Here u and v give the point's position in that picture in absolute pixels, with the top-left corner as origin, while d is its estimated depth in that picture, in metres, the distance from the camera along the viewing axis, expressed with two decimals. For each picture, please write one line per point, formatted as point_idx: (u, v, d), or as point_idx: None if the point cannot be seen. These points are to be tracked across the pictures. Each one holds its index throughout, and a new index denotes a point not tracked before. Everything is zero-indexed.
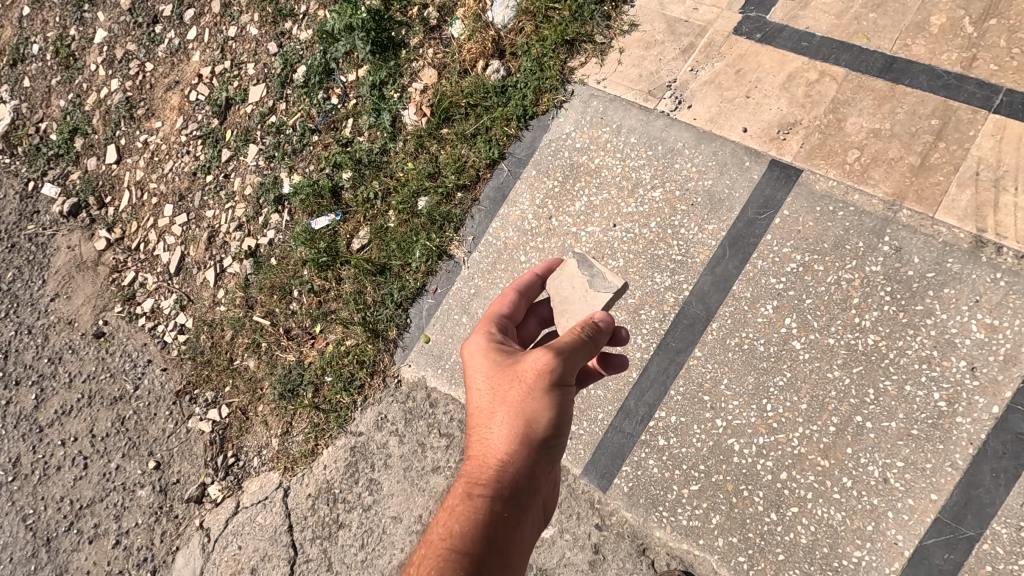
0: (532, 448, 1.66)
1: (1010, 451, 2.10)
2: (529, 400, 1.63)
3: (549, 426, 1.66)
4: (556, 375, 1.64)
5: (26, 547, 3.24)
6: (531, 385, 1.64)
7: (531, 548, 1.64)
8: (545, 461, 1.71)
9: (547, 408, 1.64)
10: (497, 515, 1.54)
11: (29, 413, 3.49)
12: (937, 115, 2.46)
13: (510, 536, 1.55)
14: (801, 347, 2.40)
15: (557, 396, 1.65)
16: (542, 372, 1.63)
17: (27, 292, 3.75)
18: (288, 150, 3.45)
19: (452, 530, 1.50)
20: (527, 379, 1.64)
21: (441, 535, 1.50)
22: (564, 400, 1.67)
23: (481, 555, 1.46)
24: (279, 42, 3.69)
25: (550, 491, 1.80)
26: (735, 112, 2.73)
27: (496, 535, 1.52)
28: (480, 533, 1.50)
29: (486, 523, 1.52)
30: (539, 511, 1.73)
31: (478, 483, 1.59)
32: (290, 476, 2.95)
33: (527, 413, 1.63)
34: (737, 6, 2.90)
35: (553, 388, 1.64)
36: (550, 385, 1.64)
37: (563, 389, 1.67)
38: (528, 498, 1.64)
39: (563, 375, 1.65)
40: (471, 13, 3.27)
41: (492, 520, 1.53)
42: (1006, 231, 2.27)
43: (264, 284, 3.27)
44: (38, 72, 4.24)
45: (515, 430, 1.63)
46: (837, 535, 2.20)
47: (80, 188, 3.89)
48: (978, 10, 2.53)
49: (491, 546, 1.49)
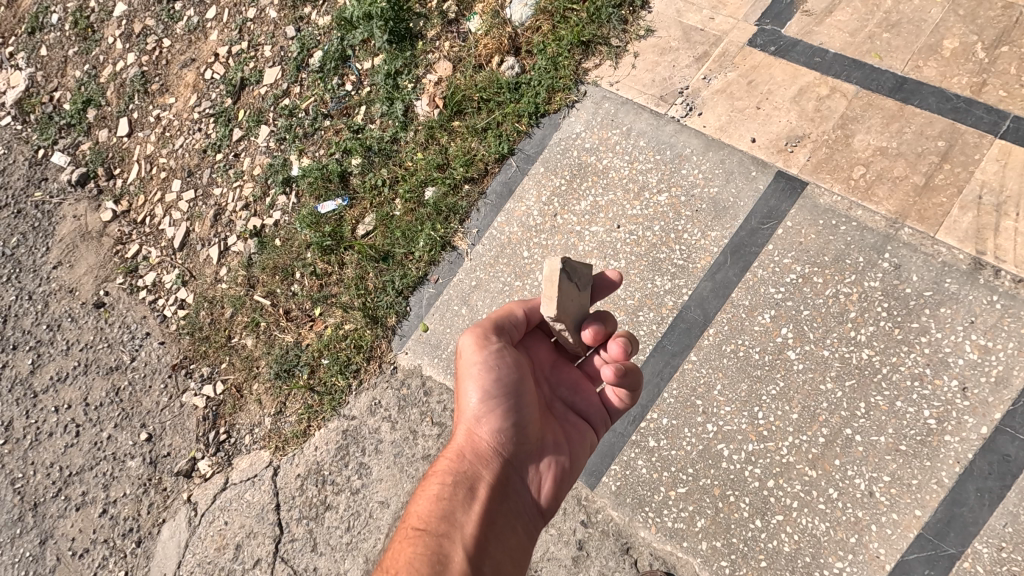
0: (486, 423, 1.87)
1: (996, 472, 2.12)
2: (470, 369, 1.89)
3: (495, 396, 1.88)
4: (480, 344, 1.90)
5: (13, 511, 3.25)
6: (465, 362, 1.91)
7: (502, 519, 1.80)
8: (507, 431, 1.89)
9: (489, 372, 1.88)
10: (451, 487, 1.77)
11: (24, 378, 3.50)
12: (944, 138, 2.48)
13: (465, 503, 1.76)
14: (796, 358, 2.42)
15: (494, 365, 1.89)
16: (470, 348, 1.91)
17: (29, 258, 3.76)
18: (299, 133, 3.47)
19: (419, 509, 1.76)
20: (462, 359, 1.92)
21: (411, 518, 1.77)
22: (502, 368, 1.90)
23: (435, 525, 1.68)
24: (298, 26, 3.72)
25: (530, 467, 1.95)
26: (745, 122, 2.76)
27: (453, 506, 1.74)
28: (438, 506, 1.73)
29: (443, 496, 1.76)
30: (513, 484, 1.89)
31: (441, 463, 1.86)
32: (280, 455, 2.96)
33: (473, 383, 1.87)
34: (753, 18, 2.93)
35: (484, 355, 1.89)
36: (483, 354, 1.89)
37: (498, 352, 1.91)
38: (488, 464, 1.85)
39: (489, 342, 1.92)
40: (489, 9, 3.31)
41: (447, 495, 1.76)
42: (1005, 255, 2.30)
43: (267, 264, 3.29)
44: (55, 42, 4.26)
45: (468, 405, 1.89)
46: (819, 545, 2.21)
47: (90, 159, 3.91)
48: (991, 37, 2.57)
49: (445, 514, 1.71)
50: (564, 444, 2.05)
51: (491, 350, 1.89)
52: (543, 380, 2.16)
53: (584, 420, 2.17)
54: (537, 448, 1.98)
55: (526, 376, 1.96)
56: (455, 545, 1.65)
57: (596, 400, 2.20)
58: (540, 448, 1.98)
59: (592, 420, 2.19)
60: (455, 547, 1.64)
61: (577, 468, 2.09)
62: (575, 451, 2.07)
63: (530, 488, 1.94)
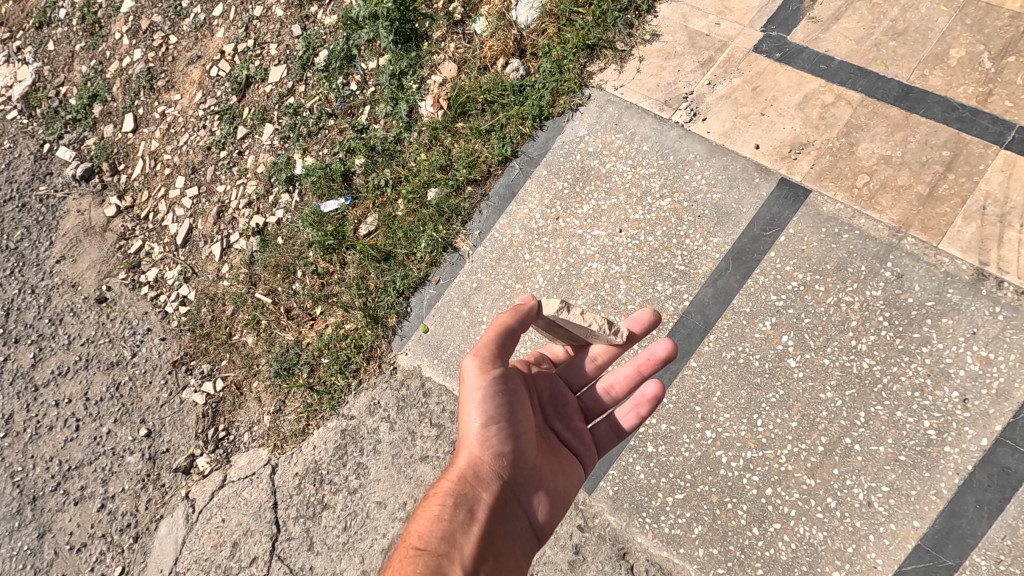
0: (486, 448, 1.90)
1: (995, 484, 2.11)
2: (472, 397, 1.88)
3: (496, 422, 1.90)
4: (485, 370, 1.88)
5: (12, 504, 3.26)
6: (468, 386, 1.90)
7: (497, 541, 1.86)
8: (506, 456, 1.94)
9: (492, 400, 1.88)
10: (451, 508, 1.80)
11: (26, 371, 3.51)
12: (949, 147, 2.47)
13: (464, 526, 1.79)
14: (796, 365, 2.41)
15: (497, 392, 1.89)
16: (473, 373, 1.89)
17: (33, 252, 3.78)
18: (303, 132, 3.48)
19: (418, 530, 1.77)
20: (465, 382, 1.91)
21: (409, 534, 1.78)
22: (504, 395, 1.91)
23: (436, 544, 1.70)
24: (304, 25, 3.72)
25: (525, 490, 2.01)
26: (749, 128, 2.75)
27: (452, 528, 1.76)
28: (438, 528, 1.75)
29: (443, 517, 1.78)
30: (508, 508, 1.95)
31: (441, 483, 1.88)
32: (278, 453, 2.96)
33: (475, 409, 1.88)
34: (759, 24, 2.93)
35: (489, 382, 1.88)
36: (486, 381, 1.88)
37: (500, 378, 1.90)
38: (486, 489, 1.88)
39: (493, 368, 1.90)
40: (495, 11, 3.31)
41: (447, 516, 1.78)
42: (1007, 266, 2.29)
43: (269, 262, 3.29)
44: (63, 36, 4.28)
45: (468, 430, 1.90)
46: (816, 554, 2.21)
47: (95, 154, 3.92)
48: (998, 47, 2.56)
49: (445, 535, 1.74)
50: (558, 474, 2.10)
51: (496, 377, 1.89)
52: (539, 410, 2.18)
53: (576, 455, 2.21)
54: (533, 472, 2.03)
55: (523, 402, 1.99)
56: (455, 567, 1.67)
57: (588, 434, 2.26)
58: (534, 472, 2.03)
59: (581, 456, 2.23)
60: (455, 567, 1.67)
61: (567, 494, 2.15)
62: (566, 481, 2.13)
63: (523, 512, 2.00)
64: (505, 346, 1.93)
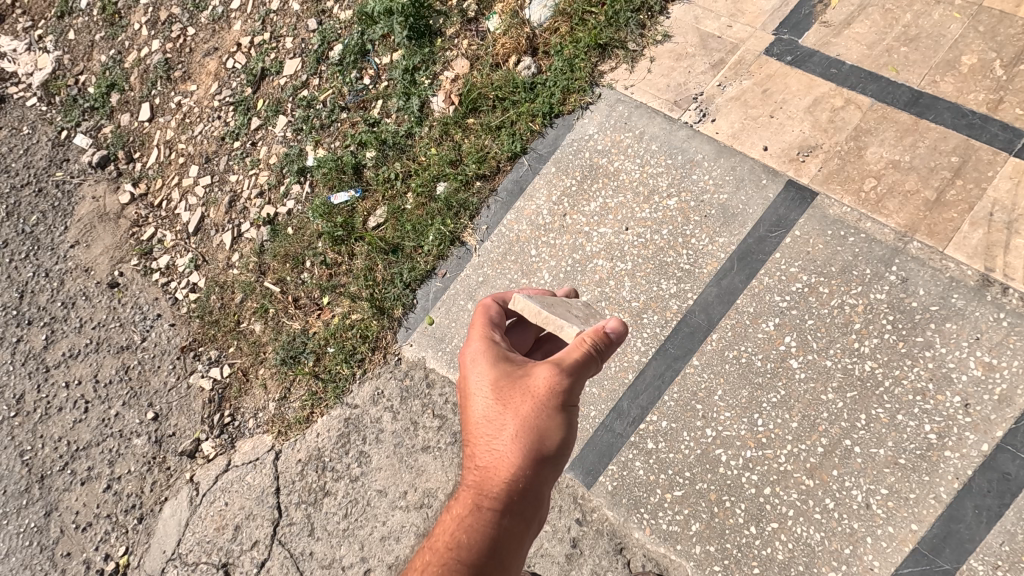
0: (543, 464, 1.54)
1: (995, 490, 2.11)
2: (536, 416, 1.52)
3: (560, 450, 1.55)
4: (566, 393, 1.54)
5: (20, 482, 3.31)
6: (541, 402, 1.52)
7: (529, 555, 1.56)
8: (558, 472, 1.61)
9: (559, 427, 1.53)
10: (502, 528, 1.46)
11: (38, 353, 3.56)
12: (958, 153, 2.47)
13: (512, 548, 1.48)
14: (798, 366, 2.42)
15: (566, 415, 1.55)
16: (551, 389, 1.53)
17: (48, 237, 3.83)
18: (316, 124, 3.52)
19: (458, 540, 1.45)
20: (537, 395, 1.53)
21: (448, 544, 1.46)
22: (573, 420, 1.57)
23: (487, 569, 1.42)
24: (319, 19, 3.75)
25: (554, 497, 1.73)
26: (757, 130, 2.76)
27: (502, 548, 1.45)
28: (485, 547, 1.43)
29: (495, 537, 1.45)
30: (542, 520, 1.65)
31: (487, 494, 1.49)
32: (282, 440, 3.00)
33: (544, 432, 1.51)
34: (771, 27, 2.93)
35: (561, 405, 1.54)
36: (560, 403, 1.53)
37: (574, 404, 1.56)
38: (538, 511, 1.53)
39: (570, 396, 1.55)
40: (509, 9, 3.34)
41: (499, 536, 1.46)
42: (1013, 273, 2.29)
43: (278, 251, 3.33)
44: (83, 26, 4.34)
45: (518, 447, 1.50)
46: (813, 554, 2.22)
47: (111, 141, 3.98)
48: (1010, 54, 2.55)
49: (495, 557, 1.44)
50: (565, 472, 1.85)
51: (571, 404, 1.55)
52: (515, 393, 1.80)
53: None
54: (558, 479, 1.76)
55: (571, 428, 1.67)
56: None
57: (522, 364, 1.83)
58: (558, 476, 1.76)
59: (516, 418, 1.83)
60: None
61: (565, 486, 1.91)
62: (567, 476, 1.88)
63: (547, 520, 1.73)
64: (581, 370, 1.58)
